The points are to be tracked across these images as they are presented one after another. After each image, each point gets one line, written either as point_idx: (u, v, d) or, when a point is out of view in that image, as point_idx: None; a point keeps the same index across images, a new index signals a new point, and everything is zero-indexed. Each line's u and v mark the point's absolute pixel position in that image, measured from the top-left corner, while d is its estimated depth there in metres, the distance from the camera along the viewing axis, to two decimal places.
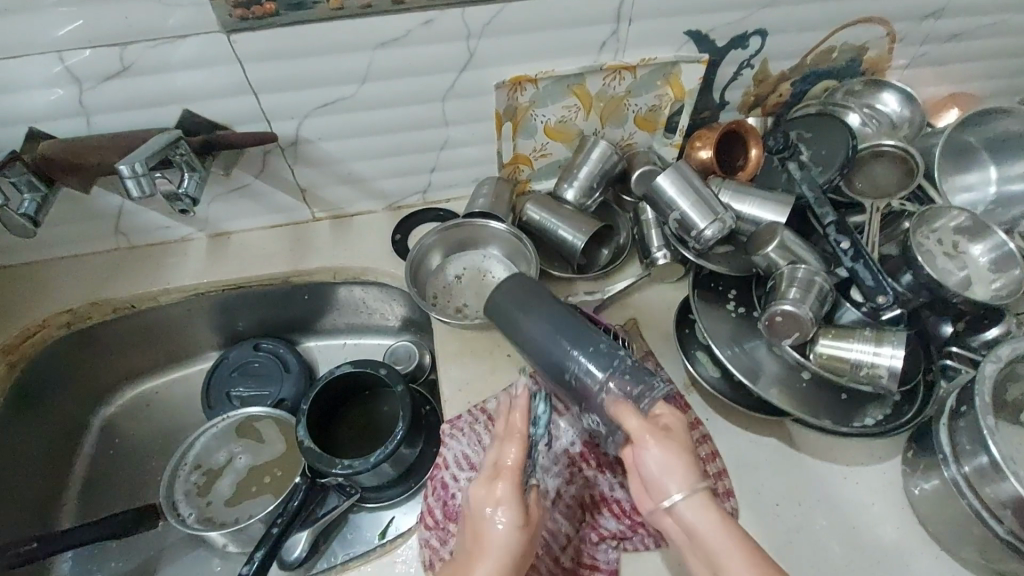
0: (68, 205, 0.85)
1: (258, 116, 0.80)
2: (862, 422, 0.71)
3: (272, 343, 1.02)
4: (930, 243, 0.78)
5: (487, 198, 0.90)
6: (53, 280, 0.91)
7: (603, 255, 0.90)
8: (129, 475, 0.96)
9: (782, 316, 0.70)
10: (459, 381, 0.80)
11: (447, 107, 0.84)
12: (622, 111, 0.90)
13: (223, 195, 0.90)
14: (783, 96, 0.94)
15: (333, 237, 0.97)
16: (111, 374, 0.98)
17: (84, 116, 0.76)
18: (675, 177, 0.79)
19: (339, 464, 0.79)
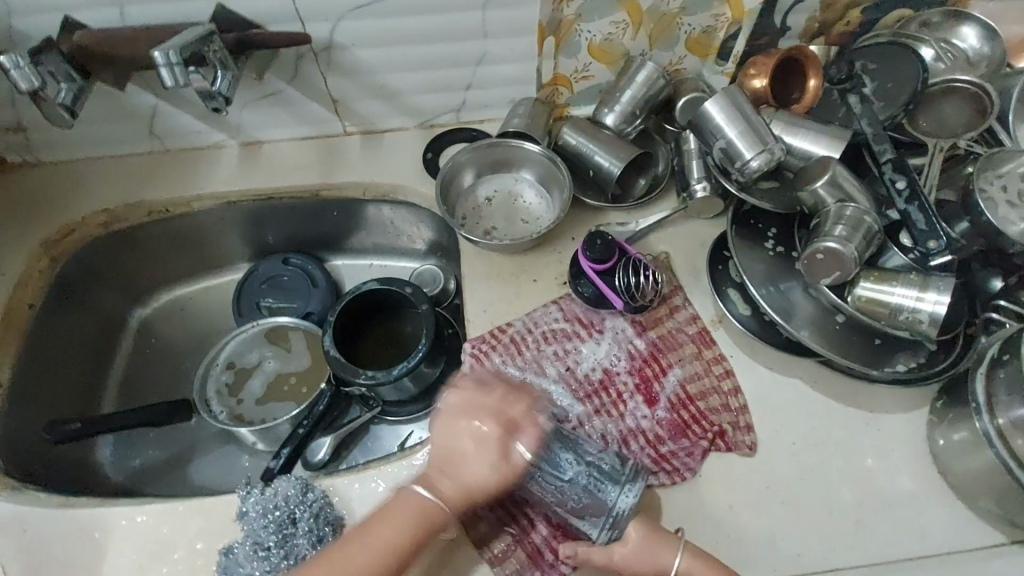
0: (106, 102, 0.85)
1: (292, 15, 0.77)
2: (893, 367, 0.69)
3: (301, 258, 1.03)
4: (993, 190, 0.71)
5: (523, 118, 0.86)
6: (92, 179, 0.92)
7: (639, 185, 0.87)
8: (163, 374, 1.00)
9: (823, 254, 0.66)
10: (483, 302, 0.80)
11: (487, 17, 0.80)
12: (673, 31, 0.84)
13: (256, 102, 0.88)
14: (850, 25, 0.86)
15: (364, 153, 0.95)
16: (146, 276, 1.01)
17: (118, 6, 0.74)
18: (725, 103, 0.74)
19: (363, 374, 0.82)
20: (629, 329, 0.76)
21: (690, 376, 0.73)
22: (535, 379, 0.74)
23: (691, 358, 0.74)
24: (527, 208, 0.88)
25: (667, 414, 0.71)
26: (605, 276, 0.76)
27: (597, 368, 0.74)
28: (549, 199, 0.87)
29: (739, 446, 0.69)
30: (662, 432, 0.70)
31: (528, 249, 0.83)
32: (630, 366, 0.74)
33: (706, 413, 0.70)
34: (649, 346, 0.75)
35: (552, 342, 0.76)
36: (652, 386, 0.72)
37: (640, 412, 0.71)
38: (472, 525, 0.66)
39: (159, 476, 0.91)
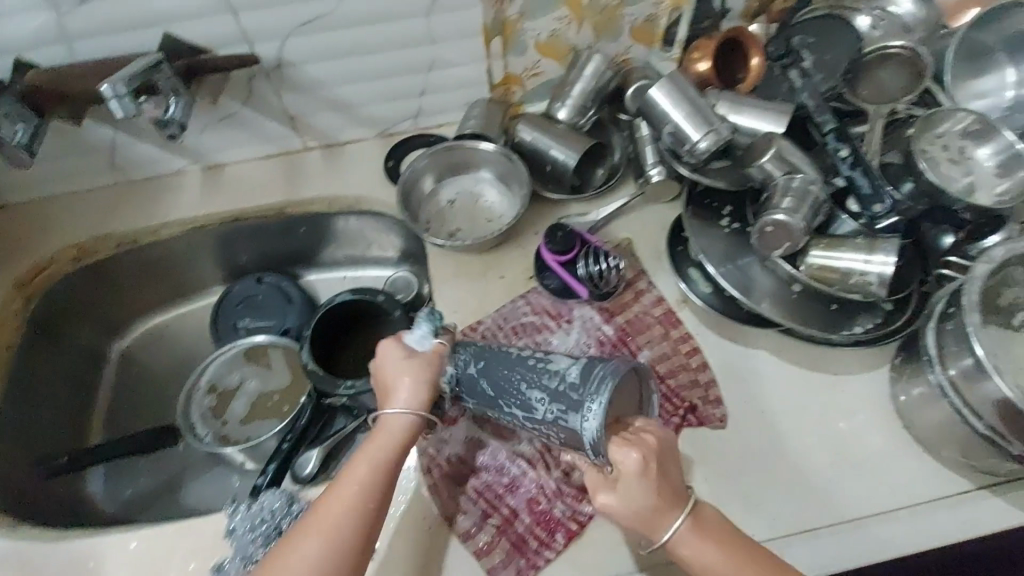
0: (63, 138, 0.85)
1: (239, 37, 0.78)
2: (851, 331, 0.71)
3: (274, 276, 1.04)
4: (935, 150, 0.73)
5: (478, 119, 0.88)
6: (58, 215, 0.93)
7: (598, 175, 0.88)
8: (147, 403, 1.00)
9: (773, 226, 0.69)
10: (453, 303, 0.81)
11: (432, 23, 0.82)
12: (616, 23, 0.86)
13: (213, 125, 0.89)
14: (788, 2, 0.89)
15: (326, 167, 0.96)
16: (121, 308, 1.01)
17: (65, 42, 0.74)
18: (670, 89, 0.76)
19: (343, 385, 0.83)
20: (597, 317, 0.78)
21: (658, 356, 0.75)
22: None
23: (658, 339, 0.76)
24: (490, 207, 0.89)
25: None
26: (570, 266, 0.78)
27: (568, 357, 0.75)
28: (511, 196, 0.89)
29: (710, 420, 0.71)
30: None
31: (493, 246, 0.84)
32: (600, 352, 0.75)
33: (677, 391, 0.72)
34: (617, 331, 0.76)
35: (522, 335, 0.77)
36: None
37: None
38: (455, 520, 0.66)
39: (149, 505, 0.91)
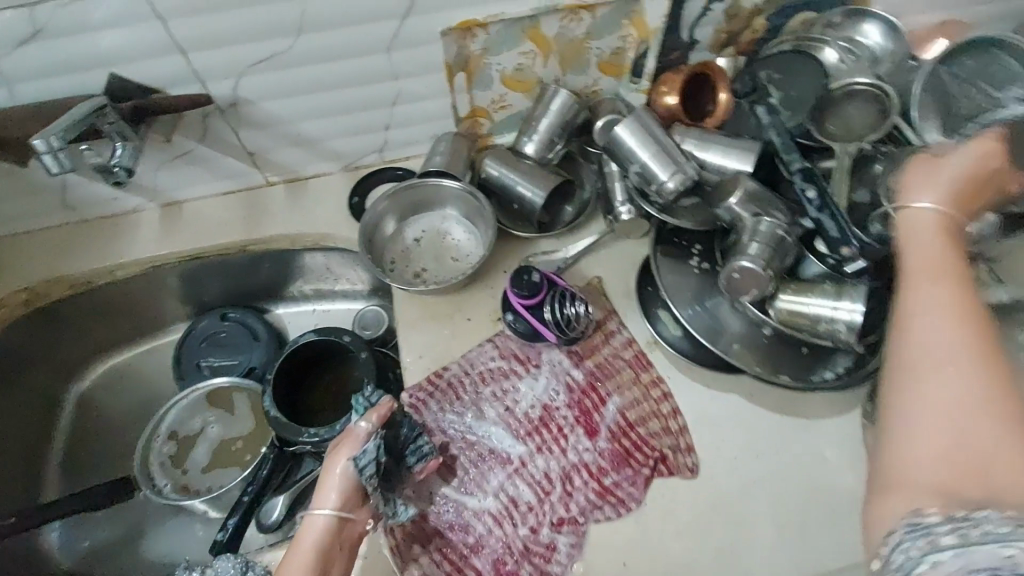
0: (8, 180, 0.82)
1: (190, 77, 0.75)
2: (821, 376, 0.70)
3: (239, 312, 1.00)
4: None
5: (444, 155, 0.86)
6: (6, 257, 0.89)
7: (566, 211, 0.87)
8: (106, 449, 0.97)
9: (740, 272, 0.68)
10: (419, 348, 0.79)
11: (394, 59, 0.79)
12: (583, 56, 0.84)
13: (169, 162, 0.86)
14: (757, 33, 0.88)
15: (290, 203, 0.93)
16: (78, 350, 0.97)
17: (4, 85, 0.71)
18: (635, 127, 0.75)
19: (306, 432, 0.80)
20: (566, 361, 0.76)
21: (628, 402, 0.73)
22: (474, 424, 0.73)
23: (628, 384, 0.74)
24: (458, 244, 0.87)
25: (608, 445, 0.71)
26: (537, 311, 0.75)
27: (536, 405, 0.74)
28: (479, 233, 0.87)
29: (680, 470, 0.69)
30: (605, 463, 0.70)
31: (461, 287, 0.82)
32: (569, 398, 0.74)
33: (647, 439, 0.71)
34: (587, 377, 0.75)
35: (489, 382, 0.75)
36: (591, 418, 0.72)
37: (582, 446, 0.71)
38: None
39: (107, 557, 0.88)
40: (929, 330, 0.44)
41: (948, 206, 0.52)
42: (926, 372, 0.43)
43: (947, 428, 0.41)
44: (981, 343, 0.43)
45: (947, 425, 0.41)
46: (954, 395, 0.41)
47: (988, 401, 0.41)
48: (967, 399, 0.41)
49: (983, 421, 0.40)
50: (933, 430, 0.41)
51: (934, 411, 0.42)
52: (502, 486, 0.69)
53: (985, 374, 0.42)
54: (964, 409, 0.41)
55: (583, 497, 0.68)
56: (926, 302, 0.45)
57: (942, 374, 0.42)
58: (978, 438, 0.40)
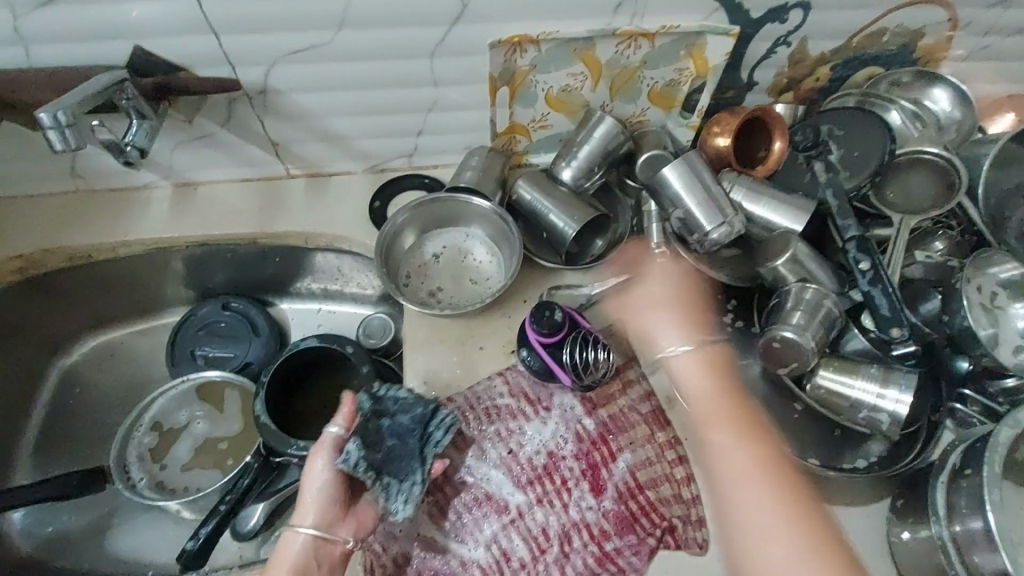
0: (17, 142, 0.78)
1: (220, 59, 0.71)
2: (852, 463, 0.65)
3: (242, 303, 0.96)
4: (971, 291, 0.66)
5: (476, 170, 0.81)
6: (7, 220, 0.85)
7: (596, 245, 0.82)
8: (87, 429, 0.93)
9: (780, 343, 0.63)
10: (424, 372, 0.74)
11: (435, 65, 0.75)
12: (635, 84, 0.80)
13: (187, 143, 0.82)
14: (820, 81, 0.83)
15: (308, 198, 0.89)
16: (70, 322, 0.94)
17: (22, 46, 0.67)
18: (684, 171, 0.70)
19: (295, 445, 0.76)
20: (578, 408, 0.71)
21: (640, 462, 0.68)
22: (474, 463, 0.69)
23: (642, 442, 0.69)
24: (478, 266, 0.83)
25: (613, 506, 0.66)
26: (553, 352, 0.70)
27: (541, 451, 0.69)
28: (502, 256, 0.83)
29: (688, 544, 0.64)
30: (608, 526, 0.65)
31: (476, 312, 0.77)
32: (577, 449, 0.69)
33: (656, 505, 0.66)
34: (599, 428, 0.70)
35: (494, 420, 0.70)
36: (598, 473, 0.68)
37: (585, 503, 0.66)
38: None
39: (74, 544, 0.84)
40: (727, 443, 0.58)
41: (700, 342, 0.65)
42: (731, 480, 0.56)
43: (733, 471, 0.56)
44: (744, 411, 0.60)
45: (766, 500, 0.54)
46: (754, 494, 0.54)
47: (777, 506, 0.53)
48: (789, 472, 0.55)
49: (785, 543, 0.51)
50: (748, 498, 0.54)
51: (750, 492, 0.54)
52: (496, 536, 0.66)
53: (786, 523, 0.52)
54: (750, 466, 0.56)
55: (581, 560, 0.64)
56: (700, 412, 0.61)
57: (722, 455, 0.58)
58: (811, 524, 0.52)
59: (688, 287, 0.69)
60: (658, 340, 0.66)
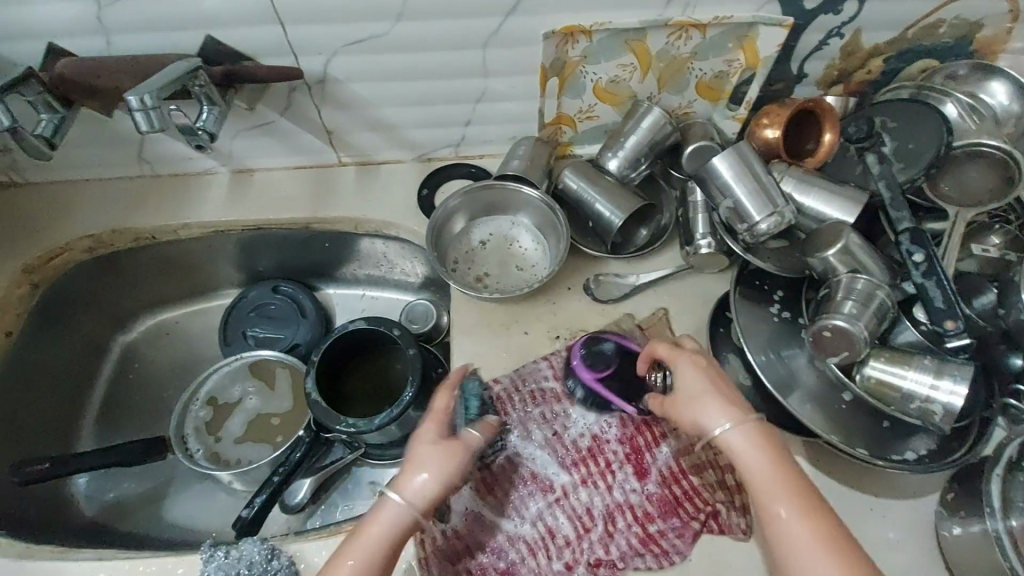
0: (91, 127, 0.82)
1: (284, 48, 0.74)
2: (901, 456, 0.65)
3: (291, 286, 1.00)
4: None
5: (523, 159, 0.83)
6: (78, 201, 0.90)
7: (640, 235, 0.83)
8: (146, 402, 0.98)
9: (831, 331, 0.63)
10: (471, 354, 0.76)
11: (488, 55, 0.76)
12: (683, 76, 0.80)
13: (248, 130, 0.85)
14: (872, 74, 0.82)
15: (358, 186, 0.92)
16: (132, 301, 0.98)
17: (105, 35, 0.71)
18: (734, 161, 0.70)
19: (344, 422, 0.78)
20: None
21: (683, 448, 0.69)
22: (519, 444, 0.71)
23: None
24: (522, 253, 0.85)
25: (657, 489, 0.67)
26: (609, 384, 0.70)
27: (585, 434, 0.70)
28: (546, 245, 0.84)
29: (733, 530, 0.64)
30: (652, 508, 0.66)
31: (522, 298, 0.79)
32: (622, 434, 0.70)
33: (700, 489, 0.66)
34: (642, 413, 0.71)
35: (539, 403, 0.72)
36: (642, 457, 0.69)
37: (629, 486, 0.68)
38: None
39: (135, 509, 0.89)
40: (788, 517, 0.51)
41: (743, 417, 0.56)
42: (797, 554, 0.50)
43: (809, 546, 0.49)
44: (796, 479, 0.53)
45: (794, 510, 0.51)
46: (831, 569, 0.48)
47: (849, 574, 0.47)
48: (832, 525, 0.50)
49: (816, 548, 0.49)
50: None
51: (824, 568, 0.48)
52: (542, 514, 0.67)
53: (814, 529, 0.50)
54: (816, 541, 0.49)
55: (625, 540, 0.65)
56: (759, 493, 0.53)
57: (789, 533, 0.51)
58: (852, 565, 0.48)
59: (706, 366, 0.60)
60: (727, 408, 0.57)
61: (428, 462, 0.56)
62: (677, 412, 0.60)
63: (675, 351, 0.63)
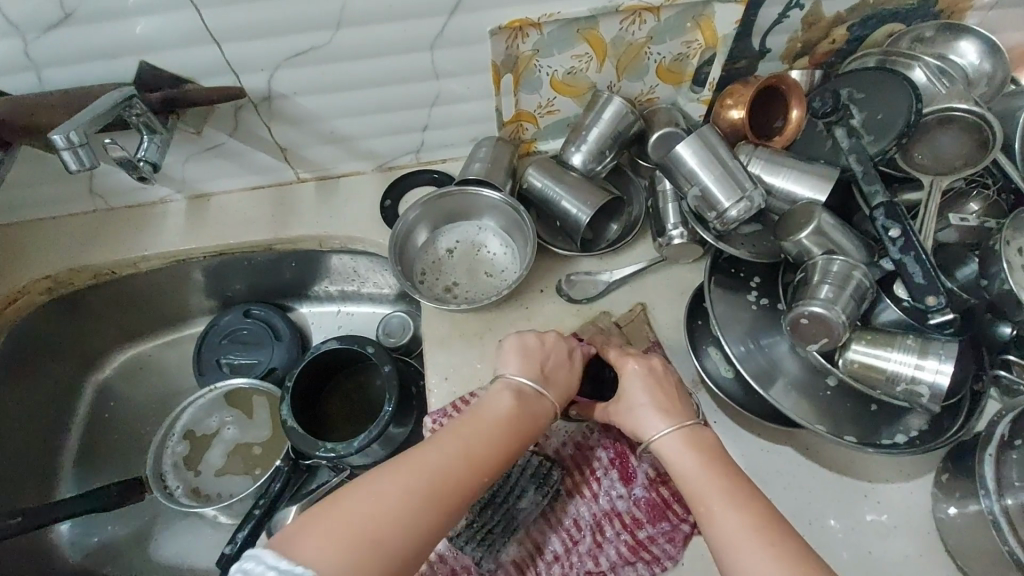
0: (35, 166, 0.79)
1: (223, 68, 0.71)
2: (892, 439, 0.63)
3: (262, 309, 0.97)
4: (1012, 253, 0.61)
5: (484, 161, 0.80)
6: (31, 243, 0.87)
7: (611, 230, 0.81)
8: (125, 440, 0.96)
9: (808, 318, 0.60)
10: (446, 368, 0.74)
11: (437, 57, 0.73)
12: (642, 61, 0.77)
13: (198, 155, 0.82)
14: (837, 44, 0.79)
15: (320, 201, 0.89)
16: (101, 338, 0.96)
17: (34, 70, 0.68)
18: (697, 147, 0.68)
19: (322, 447, 0.75)
20: None
21: None
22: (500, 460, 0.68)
23: None
24: (492, 258, 0.83)
25: (644, 494, 0.65)
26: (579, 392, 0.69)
27: (567, 442, 0.68)
28: (516, 247, 0.82)
29: None
30: (640, 514, 0.64)
31: (494, 306, 0.77)
32: (605, 439, 0.68)
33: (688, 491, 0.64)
34: None
35: None
36: (627, 462, 0.66)
37: (615, 492, 0.66)
38: None
39: (120, 553, 0.87)
40: (720, 510, 0.51)
41: (679, 422, 0.58)
42: (744, 558, 0.47)
43: (736, 538, 0.49)
44: (734, 478, 0.53)
45: (742, 518, 0.49)
46: (761, 560, 0.47)
47: (775, 557, 0.46)
48: (784, 531, 0.48)
49: (769, 554, 0.47)
50: (750, 565, 0.47)
51: (752, 556, 0.47)
52: (529, 531, 0.66)
53: (766, 540, 0.48)
54: (745, 530, 0.49)
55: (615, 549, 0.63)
56: (694, 494, 0.53)
57: (735, 540, 0.48)
58: (785, 549, 0.47)
59: (649, 375, 0.61)
60: (670, 409, 0.59)
61: (553, 367, 0.63)
62: (621, 422, 0.61)
63: (625, 354, 0.64)
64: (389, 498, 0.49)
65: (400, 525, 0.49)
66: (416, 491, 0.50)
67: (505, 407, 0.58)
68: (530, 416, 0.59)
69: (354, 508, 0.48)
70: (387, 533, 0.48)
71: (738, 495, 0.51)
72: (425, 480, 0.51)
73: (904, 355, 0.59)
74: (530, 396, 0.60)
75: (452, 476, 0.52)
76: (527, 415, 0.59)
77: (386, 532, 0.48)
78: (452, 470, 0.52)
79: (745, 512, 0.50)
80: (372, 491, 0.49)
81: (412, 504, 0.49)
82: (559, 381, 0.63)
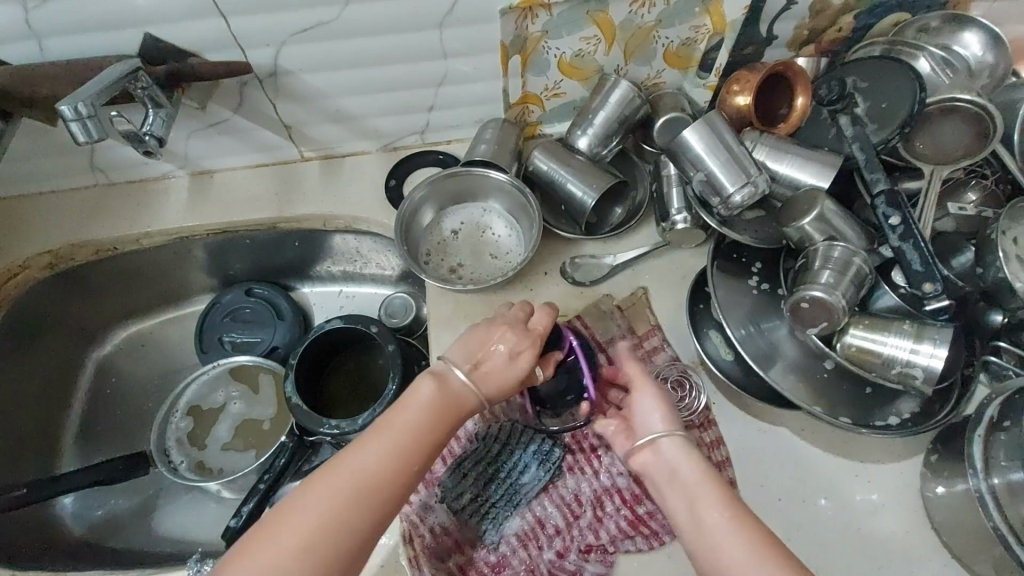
0: (34, 139, 0.78)
1: (228, 43, 0.70)
2: (885, 421, 0.65)
3: (265, 288, 0.98)
4: (1007, 242, 0.63)
5: (491, 144, 0.80)
6: (32, 217, 0.86)
7: (616, 214, 0.81)
8: (127, 416, 0.96)
9: (809, 302, 0.62)
10: (449, 347, 0.75)
11: (445, 36, 0.73)
12: (650, 44, 0.77)
13: (201, 131, 0.82)
14: (843, 32, 0.79)
15: (323, 182, 0.89)
16: (100, 314, 0.96)
17: (35, 40, 0.67)
18: (706, 131, 0.68)
19: (327, 423, 0.75)
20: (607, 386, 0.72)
21: None
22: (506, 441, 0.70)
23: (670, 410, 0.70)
24: (496, 241, 0.83)
25: None
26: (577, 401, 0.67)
27: None
28: (521, 230, 0.83)
29: None
30: (639, 490, 0.66)
31: (497, 288, 0.78)
32: None
33: None
34: None
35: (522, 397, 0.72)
36: None
37: (616, 470, 0.67)
38: None
39: (124, 525, 0.88)
40: (719, 524, 0.49)
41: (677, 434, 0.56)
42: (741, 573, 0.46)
43: (735, 554, 0.47)
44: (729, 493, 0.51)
45: (738, 529, 0.48)
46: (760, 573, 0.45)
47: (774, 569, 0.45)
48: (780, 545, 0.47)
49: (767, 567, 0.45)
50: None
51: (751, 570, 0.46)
52: (531, 507, 0.67)
53: (764, 552, 0.46)
54: (744, 544, 0.47)
55: (614, 524, 0.65)
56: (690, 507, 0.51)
57: (732, 556, 0.47)
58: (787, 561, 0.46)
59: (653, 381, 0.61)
60: (643, 424, 0.59)
61: (487, 351, 0.59)
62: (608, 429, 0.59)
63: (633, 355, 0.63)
64: (315, 515, 0.47)
65: (331, 541, 0.47)
66: (342, 501, 0.48)
67: (432, 399, 0.55)
68: (454, 407, 0.56)
69: (278, 535, 0.46)
70: (320, 549, 0.46)
71: (737, 508, 0.50)
72: (347, 492, 0.48)
73: (897, 343, 0.61)
74: (458, 388, 0.57)
75: (375, 480, 0.50)
76: (452, 408, 0.56)
77: (318, 549, 0.46)
78: (377, 475, 0.50)
79: (744, 525, 0.48)
80: (296, 509, 0.47)
81: (337, 518, 0.47)
82: (482, 367, 0.58)
